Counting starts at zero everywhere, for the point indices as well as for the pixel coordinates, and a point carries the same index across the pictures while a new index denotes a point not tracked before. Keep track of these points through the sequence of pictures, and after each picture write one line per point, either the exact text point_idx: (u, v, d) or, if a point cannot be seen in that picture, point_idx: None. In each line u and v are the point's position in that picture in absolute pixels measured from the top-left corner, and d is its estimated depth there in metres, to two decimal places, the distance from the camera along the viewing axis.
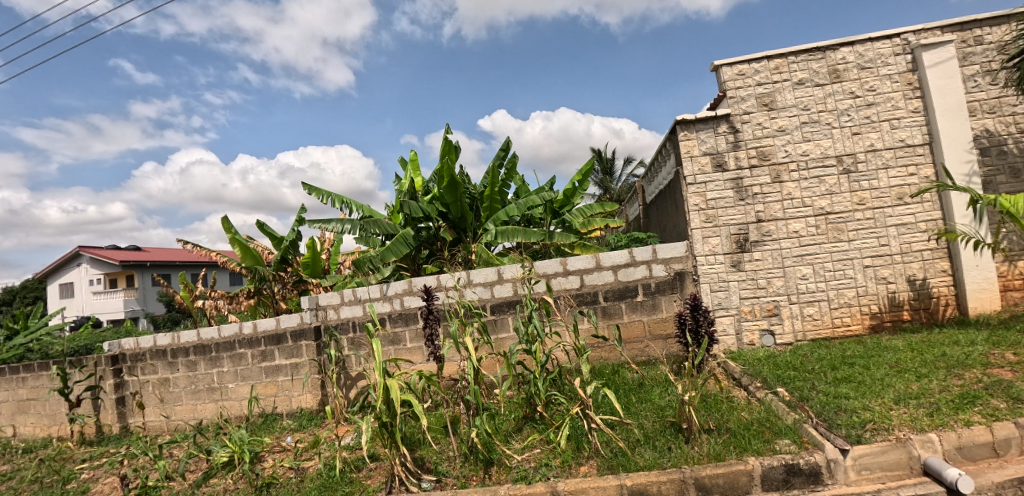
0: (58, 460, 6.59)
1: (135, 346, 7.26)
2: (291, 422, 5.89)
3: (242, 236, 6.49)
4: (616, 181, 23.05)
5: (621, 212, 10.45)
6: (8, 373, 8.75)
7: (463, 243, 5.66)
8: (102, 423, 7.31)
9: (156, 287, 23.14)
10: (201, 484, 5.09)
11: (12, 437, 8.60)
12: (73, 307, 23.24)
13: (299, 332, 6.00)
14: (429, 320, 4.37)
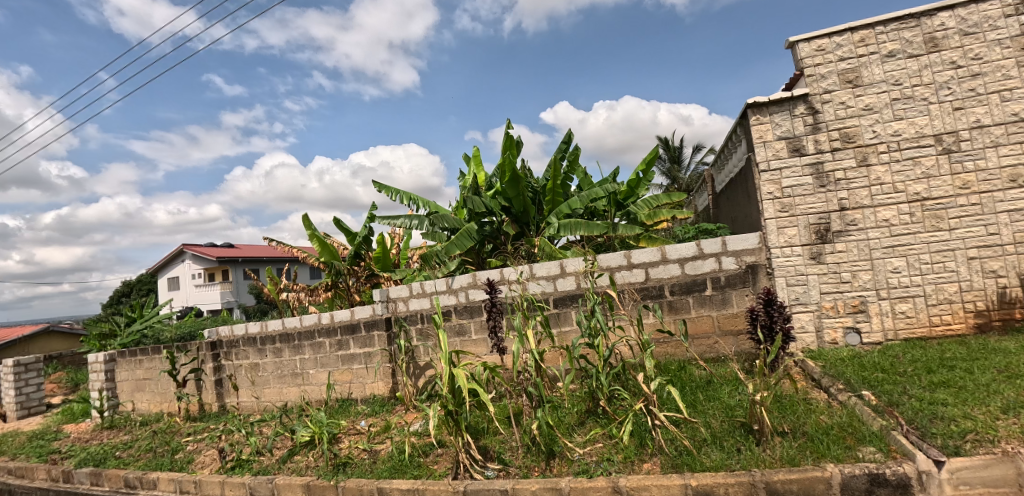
0: (168, 433, 7.29)
1: (230, 334, 7.87)
2: (365, 408, 6.16)
3: (319, 232, 6.85)
4: (685, 170, 22.21)
5: (689, 204, 10.06)
6: (127, 355, 9.80)
7: (527, 236, 5.65)
8: (204, 401, 8.01)
9: (247, 280, 25.00)
10: (285, 461, 5.45)
11: (131, 412, 9.63)
12: (180, 298, 25.63)
13: (371, 322, 6.25)
14: (492, 313, 4.39)
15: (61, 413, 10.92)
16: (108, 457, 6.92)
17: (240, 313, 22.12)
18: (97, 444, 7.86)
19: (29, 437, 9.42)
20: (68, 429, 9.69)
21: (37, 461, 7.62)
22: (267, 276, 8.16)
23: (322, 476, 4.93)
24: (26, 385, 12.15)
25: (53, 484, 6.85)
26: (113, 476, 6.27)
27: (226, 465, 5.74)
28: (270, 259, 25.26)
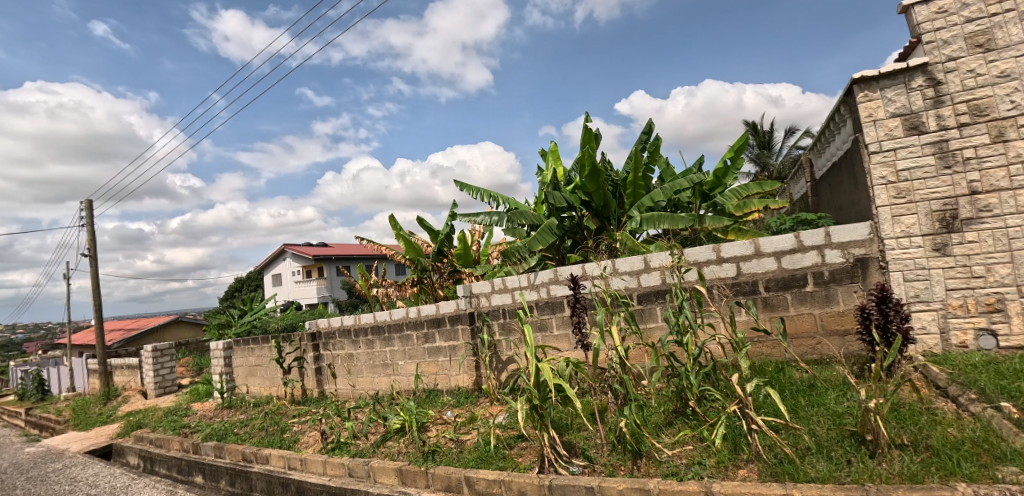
0: (277, 414, 7.92)
1: (328, 325, 8.38)
2: (451, 399, 6.32)
3: (405, 231, 7.12)
4: (776, 157, 20.76)
5: (783, 192, 9.38)
6: (241, 343, 10.75)
7: (608, 231, 5.52)
8: (306, 387, 8.60)
9: (340, 276, 26.48)
10: (379, 445, 5.72)
11: (245, 394, 10.57)
12: (282, 293, 27.70)
13: (456, 317, 6.38)
14: (576, 309, 4.31)
15: (189, 393, 12.21)
16: (228, 434, 7.65)
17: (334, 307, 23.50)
18: (219, 421, 8.71)
19: (165, 412, 10.63)
20: (195, 407, 10.82)
21: (172, 434, 8.58)
22: (359, 272, 8.59)
23: (413, 461, 5.12)
24: (161, 368, 13.70)
25: (184, 455, 7.67)
26: (233, 451, 6.91)
27: (327, 446, 6.13)
28: (359, 256, 26.61)
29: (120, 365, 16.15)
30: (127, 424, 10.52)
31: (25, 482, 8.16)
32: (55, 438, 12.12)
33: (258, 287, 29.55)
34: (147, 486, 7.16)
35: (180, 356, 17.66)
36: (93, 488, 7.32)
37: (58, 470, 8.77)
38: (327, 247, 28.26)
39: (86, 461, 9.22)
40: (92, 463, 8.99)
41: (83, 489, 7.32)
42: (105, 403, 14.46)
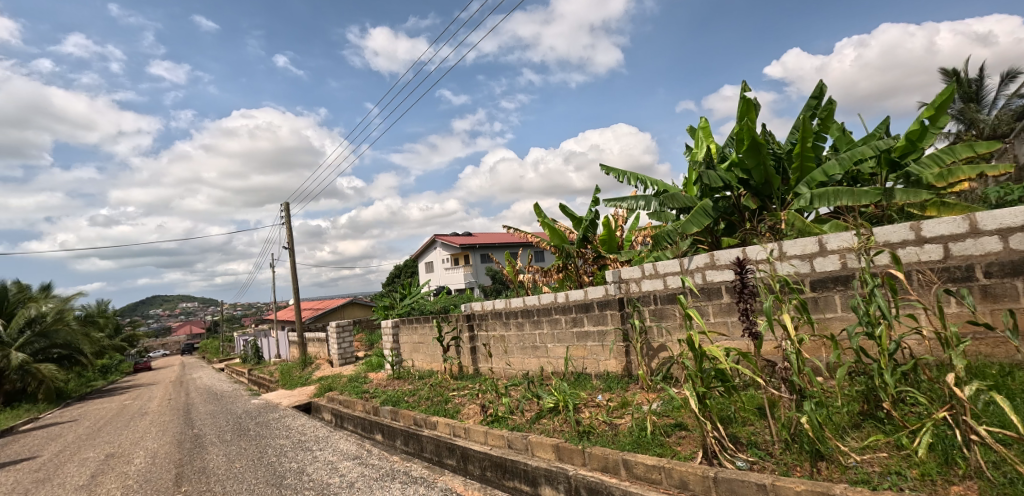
0: (441, 386, 8.57)
1: (482, 308, 8.82)
2: (600, 383, 6.24)
3: (549, 219, 7.19)
4: (980, 112, 17.24)
5: (1003, 153, 7.71)
6: (405, 322, 11.79)
7: (770, 211, 5.13)
8: (463, 364, 9.18)
9: (484, 263, 27.85)
10: (535, 422, 5.87)
11: (411, 368, 11.56)
12: (435, 278, 29.86)
13: (605, 302, 6.29)
14: (742, 295, 3.95)
15: (365, 364, 13.79)
16: (401, 400, 8.48)
17: (481, 293, 24.75)
18: (393, 389, 9.70)
19: (349, 378, 12.12)
20: (372, 376, 12.17)
21: (356, 397, 9.76)
22: (506, 259, 8.89)
23: (569, 440, 5.17)
24: (343, 342, 15.62)
25: (367, 416, 8.67)
26: (406, 415, 7.63)
27: (487, 418, 6.46)
28: (501, 244, 27.71)
29: (313, 337, 18.85)
30: (321, 385, 12.23)
31: (253, 426, 9.94)
32: (269, 395, 14.54)
33: (414, 273, 32.48)
34: (340, 438, 8.25)
35: (356, 332, 20.01)
36: (301, 436, 8.64)
37: (276, 419, 10.54)
38: (473, 236, 29.85)
39: (294, 414, 10.94)
40: (298, 416, 10.63)
41: (294, 436, 8.69)
42: (303, 369, 16.97)
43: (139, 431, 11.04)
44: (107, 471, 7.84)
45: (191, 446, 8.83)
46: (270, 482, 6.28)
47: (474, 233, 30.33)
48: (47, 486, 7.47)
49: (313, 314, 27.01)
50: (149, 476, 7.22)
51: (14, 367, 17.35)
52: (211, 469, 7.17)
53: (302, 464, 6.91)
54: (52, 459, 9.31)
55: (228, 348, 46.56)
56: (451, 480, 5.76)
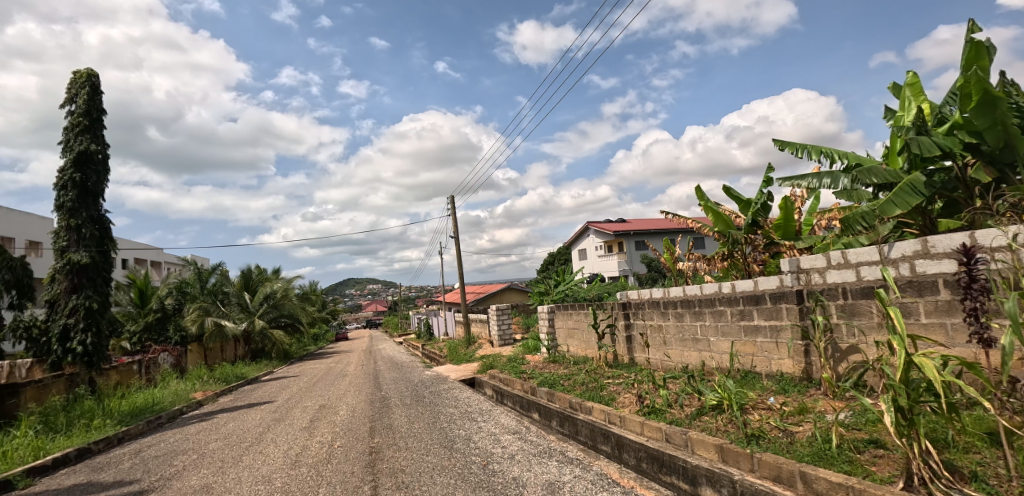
0: (596, 373, 8.39)
1: (638, 297, 8.43)
2: (773, 384, 5.51)
3: (712, 203, 6.62)
4: None
5: None
6: (560, 308, 11.84)
7: (1012, 182, 4.18)
8: (618, 353, 8.88)
9: (638, 251, 27.00)
10: (695, 418, 5.37)
11: (566, 353, 11.49)
12: (588, 265, 29.68)
13: (779, 295, 5.54)
14: (971, 291, 3.11)
15: (522, 346, 14.18)
16: (557, 383, 8.48)
17: (635, 282, 24.09)
18: (549, 372, 9.77)
19: (509, 358, 12.52)
20: (529, 358, 12.45)
21: (516, 376, 10.06)
22: (664, 246, 8.36)
23: (736, 442, 4.62)
24: (502, 323, 16.23)
25: (524, 395, 8.85)
26: (562, 397, 7.61)
27: (643, 409, 6.09)
28: (657, 230, 26.63)
29: (477, 318, 20.00)
30: (484, 362, 12.89)
31: (428, 394, 10.79)
32: (438, 368, 15.74)
33: (568, 260, 32.83)
34: (501, 413, 8.54)
35: (513, 315, 20.76)
36: (468, 407, 9.14)
37: (446, 389, 11.35)
38: (626, 223, 29.14)
39: (461, 387, 11.67)
40: (464, 389, 11.31)
41: (462, 407, 9.22)
42: (467, 346, 18.12)
43: (341, 389, 12.70)
44: (321, 418, 9.11)
45: (380, 406, 9.85)
46: (443, 444, 6.68)
47: (628, 221, 29.60)
48: (279, 424, 8.90)
49: (476, 298, 28.74)
50: (350, 426, 8.20)
51: (256, 331, 21.37)
52: (396, 427, 7.90)
53: (469, 432, 7.25)
54: (282, 404, 11.12)
55: (407, 325, 51.70)
56: (606, 466, 5.57)
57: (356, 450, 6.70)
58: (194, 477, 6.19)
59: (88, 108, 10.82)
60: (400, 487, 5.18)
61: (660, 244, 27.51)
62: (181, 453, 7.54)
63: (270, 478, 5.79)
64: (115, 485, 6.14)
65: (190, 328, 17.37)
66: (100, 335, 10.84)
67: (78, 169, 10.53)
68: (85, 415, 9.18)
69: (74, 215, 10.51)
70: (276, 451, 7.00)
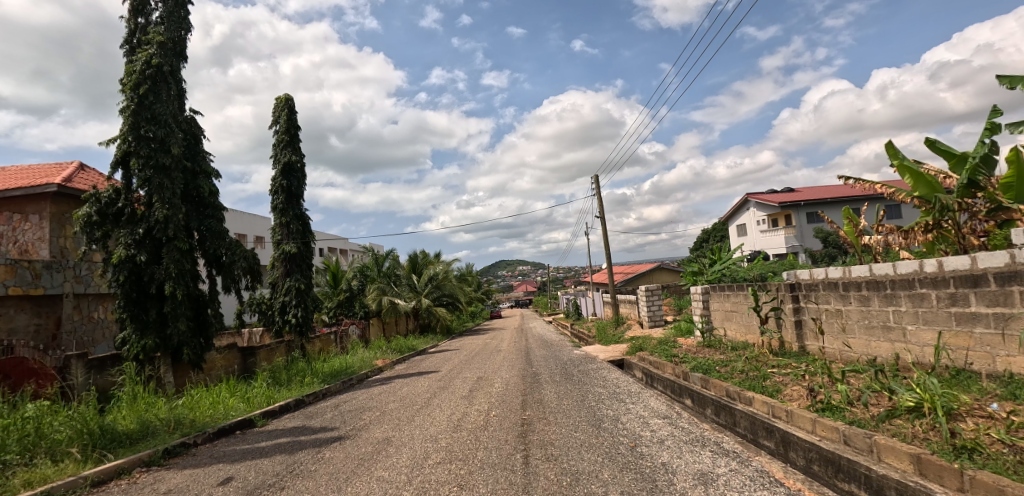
0: (757, 360, 7.55)
1: (811, 277, 7.36)
2: (997, 388, 4.39)
3: (909, 163, 5.63)
4: None
5: None
6: (716, 289, 10.89)
7: None
8: (785, 339, 7.86)
9: (811, 225, 24.19)
10: (883, 420, 4.50)
11: (723, 337, 10.59)
12: (749, 242, 27.33)
13: (1009, 274, 4.45)
14: None
15: (674, 328, 13.47)
16: (712, 369, 7.83)
17: (809, 259, 21.81)
18: (704, 357, 9.08)
19: (659, 341, 11.94)
20: (681, 341, 11.77)
21: (667, 359, 9.53)
22: (844, 218, 7.20)
23: (939, 454, 3.77)
24: (652, 304, 15.58)
25: (676, 379, 8.37)
26: (717, 385, 7.01)
27: (815, 405, 5.28)
28: (834, 200, 23.66)
29: (625, 299, 19.54)
30: (634, 344, 12.48)
31: (576, 373, 10.76)
32: (587, 348, 15.65)
33: (724, 237, 30.91)
34: (651, 397, 8.13)
35: (664, 297, 19.89)
36: (617, 388, 8.88)
37: (595, 369, 11.20)
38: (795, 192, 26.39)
39: (610, 367, 11.42)
40: (613, 370, 11.03)
41: (611, 387, 8.98)
42: (616, 327, 17.82)
43: (495, 364, 13.21)
44: (479, 388, 9.58)
45: (530, 381, 10.04)
46: (591, 422, 6.54)
47: (796, 190, 26.84)
48: (443, 392, 9.52)
49: (625, 277, 28.32)
50: (505, 398, 8.45)
51: (423, 308, 23.33)
52: (546, 402, 7.95)
53: (619, 413, 7.02)
54: (445, 374, 11.91)
55: (557, 304, 52.88)
56: (767, 462, 4.97)
57: (510, 420, 6.84)
58: (378, 430, 6.85)
59: (288, 127, 12.57)
60: (548, 458, 5.13)
61: (838, 217, 24.29)
62: (367, 409, 8.40)
63: (437, 438, 6.15)
64: (321, 431, 7.05)
65: (370, 305, 19.45)
66: (308, 310, 12.51)
67: (285, 177, 12.39)
68: (300, 373, 10.65)
69: (284, 214, 12.42)
70: (442, 415, 7.47)
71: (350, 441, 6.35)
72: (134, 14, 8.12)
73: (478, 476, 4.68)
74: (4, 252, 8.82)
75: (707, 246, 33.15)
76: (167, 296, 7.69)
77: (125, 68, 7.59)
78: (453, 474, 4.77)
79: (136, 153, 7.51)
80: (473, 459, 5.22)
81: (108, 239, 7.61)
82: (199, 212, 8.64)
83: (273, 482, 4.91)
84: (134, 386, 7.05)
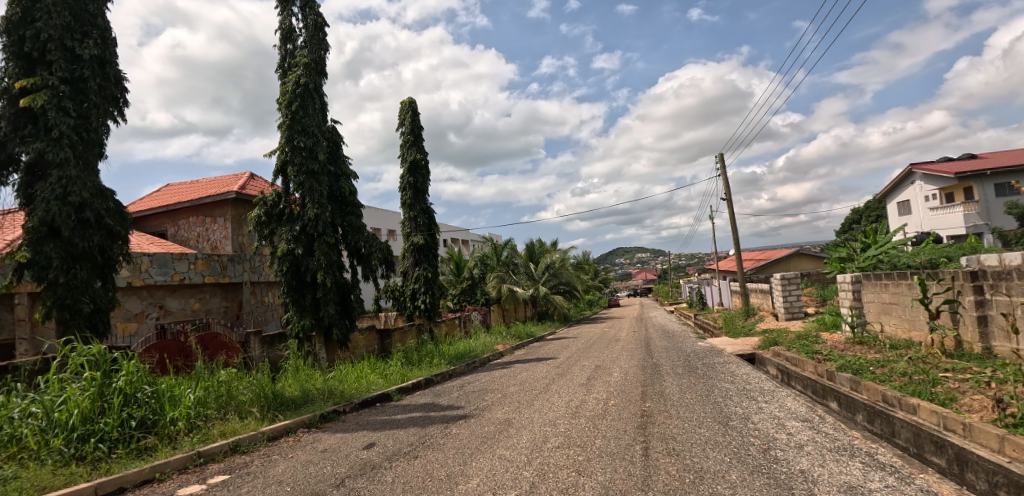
0: (923, 363, 6.52)
1: (1001, 263, 6.32)
2: None
3: None
4: None
5: None
6: (872, 278, 9.73)
7: None
8: (966, 340, 6.85)
9: (1001, 198, 21.04)
10: None
11: (879, 333, 9.42)
12: (914, 222, 24.33)
13: None
14: None
15: (817, 321, 12.47)
16: (865, 371, 6.98)
17: (1000, 241, 19.19)
18: (854, 354, 8.18)
19: (797, 335, 11.22)
20: (824, 335, 10.89)
21: (807, 357, 8.71)
22: None
23: None
24: (789, 294, 14.53)
25: (819, 379, 7.64)
26: (871, 389, 6.08)
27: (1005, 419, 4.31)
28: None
29: (757, 288, 18.46)
30: (766, 338, 11.91)
31: (702, 366, 10.59)
32: (713, 340, 15.15)
33: (882, 216, 29.15)
34: (786, 396, 7.74)
35: (804, 287, 18.49)
36: (746, 385, 8.61)
37: (722, 363, 10.93)
38: (976, 160, 23.19)
39: (739, 362, 11.06)
40: (743, 365, 10.68)
41: (739, 383, 8.76)
42: (746, 319, 17.00)
43: (614, 353, 13.31)
44: (598, 377, 9.86)
45: (651, 372, 10.09)
46: (717, 420, 6.39)
47: (979, 157, 23.63)
48: (562, 378, 9.95)
49: (756, 264, 26.77)
50: (624, 388, 8.65)
51: (540, 296, 24.03)
52: (668, 395, 7.99)
53: (749, 412, 6.76)
54: (563, 361, 12.36)
55: (679, 292, 51.50)
56: (935, 481, 4.16)
57: (629, 411, 7.05)
58: (499, 411, 7.44)
59: (413, 128, 13.67)
60: (670, 453, 5.09)
61: None
62: (489, 391, 9.10)
63: (556, 422, 6.58)
64: (448, 408, 7.82)
65: (491, 292, 20.43)
66: (434, 296, 13.64)
67: (410, 174, 13.57)
68: (429, 355, 11.69)
69: (412, 208, 13.59)
70: (560, 401, 7.90)
71: (474, 420, 7.00)
72: (284, 41, 9.43)
73: (596, 464, 4.80)
74: (201, 249, 10.74)
75: (860, 228, 30.18)
76: (319, 283, 8.92)
77: (280, 89, 8.87)
78: (571, 459, 4.97)
79: (290, 161, 8.76)
80: (592, 446, 5.46)
81: (274, 235, 9.08)
82: (342, 210, 9.84)
83: (408, 451, 5.66)
84: (297, 359, 8.32)
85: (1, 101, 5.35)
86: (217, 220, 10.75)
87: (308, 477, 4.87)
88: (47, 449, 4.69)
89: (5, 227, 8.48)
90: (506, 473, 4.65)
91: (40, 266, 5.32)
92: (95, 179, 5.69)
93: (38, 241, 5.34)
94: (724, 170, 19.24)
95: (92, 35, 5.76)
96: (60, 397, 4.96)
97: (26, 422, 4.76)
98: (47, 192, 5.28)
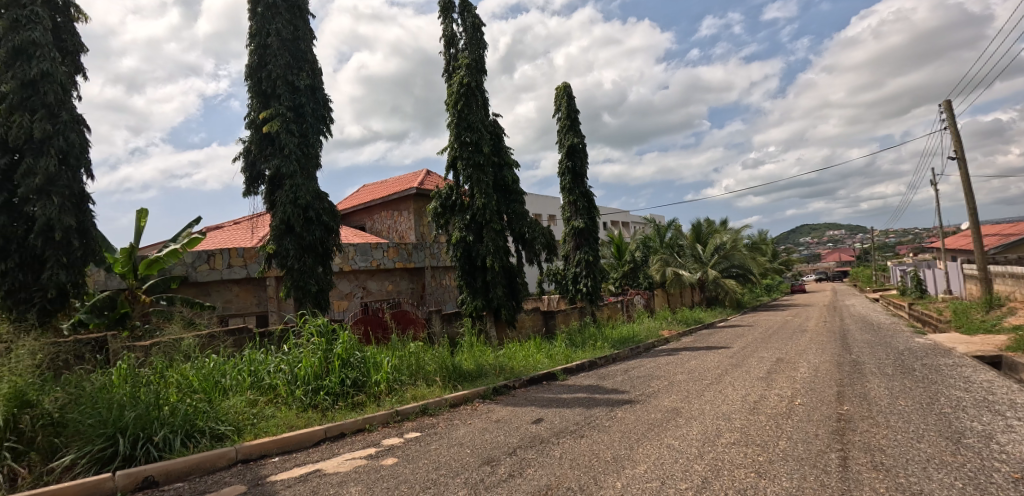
0: None
1: None
2: None
3: None
4: None
5: None
6: None
7: None
8: None
9: None
10: None
11: None
12: None
13: None
14: None
15: None
16: None
17: None
18: None
19: None
20: None
21: None
22: None
23: None
24: None
25: None
26: None
27: None
28: None
29: (1002, 273, 15.38)
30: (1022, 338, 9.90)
31: (920, 369, 9.23)
32: (939, 336, 13.10)
33: None
34: None
35: None
36: (988, 396, 7.26)
37: (949, 366, 9.38)
38: None
39: (977, 366, 9.37)
40: (983, 370, 9.05)
41: (977, 393, 7.45)
42: (986, 313, 14.20)
43: (801, 346, 12.30)
44: (780, 371, 9.30)
45: (850, 371, 9.15)
46: (945, 436, 5.52)
47: None
48: (736, 370, 9.57)
49: (1000, 241, 22.10)
50: (814, 386, 8.06)
51: (709, 280, 22.95)
52: (873, 399, 7.22)
53: (991, 429, 5.73)
54: (739, 351, 11.80)
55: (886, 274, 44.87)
56: None
57: (821, 413, 6.56)
58: (667, 399, 7.54)
59: (569, 112, 14.08)
60: (876, 468, 4.61)
61: None
62: (656, 378, 9.17)
63: (730, 417, 6.47)
64: (613, 391, 8.13)
65: (655, 276, 20.12)
66: (596, 280, 13.95)
67: (569, 159, 14.02)
68: (592, 337, 12.08)
69: (571, 193, 14.02)
70: (736, 393, 7.70)
71: (641, 405, 7.21)
72: (447, 47, 10.44)
73: (782, 468, 4.65)
74: (392, 239, 12.48)
75: None
76: (489, 267, 9.80)
77: (447, 92, 9.90)
78: (751, 459, 4.91)
79: (460, 156, 9.76)
80: (775, 448, 5.27)
81: (449, 224, 10.22)
82: (507, 198, 10.59)
83: (573, 429, 6.11)
84: (470, 336, 9.31)
85: (250, 130, 6.93)
86: (402, 213, 12.35)
87: (485, 443, 5.57)
88: (292, 396, 6.05)
89: (258, 226, 10.87)
90: (677, 464, 4.81)
91: (282, 255, 6.83)
92: (314, 184, 7.06)
93: (279, 236, 6.84)
94: (953, 128, 16.17)
95: (304, 68, 7.10)
96: (299, 357, 6.33)
97: (278, 373, 6.17)
98: (284, 198, 6.71)
